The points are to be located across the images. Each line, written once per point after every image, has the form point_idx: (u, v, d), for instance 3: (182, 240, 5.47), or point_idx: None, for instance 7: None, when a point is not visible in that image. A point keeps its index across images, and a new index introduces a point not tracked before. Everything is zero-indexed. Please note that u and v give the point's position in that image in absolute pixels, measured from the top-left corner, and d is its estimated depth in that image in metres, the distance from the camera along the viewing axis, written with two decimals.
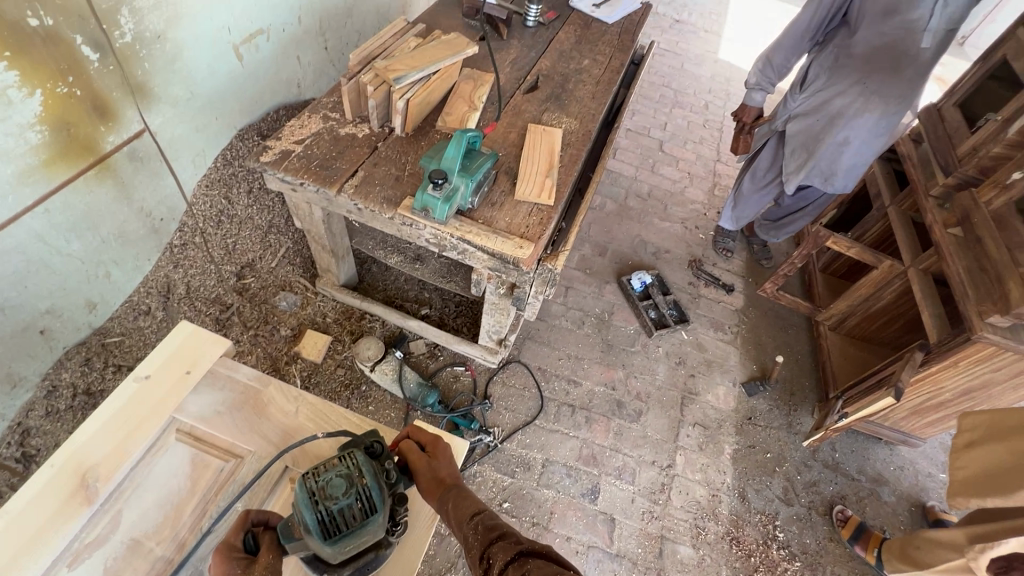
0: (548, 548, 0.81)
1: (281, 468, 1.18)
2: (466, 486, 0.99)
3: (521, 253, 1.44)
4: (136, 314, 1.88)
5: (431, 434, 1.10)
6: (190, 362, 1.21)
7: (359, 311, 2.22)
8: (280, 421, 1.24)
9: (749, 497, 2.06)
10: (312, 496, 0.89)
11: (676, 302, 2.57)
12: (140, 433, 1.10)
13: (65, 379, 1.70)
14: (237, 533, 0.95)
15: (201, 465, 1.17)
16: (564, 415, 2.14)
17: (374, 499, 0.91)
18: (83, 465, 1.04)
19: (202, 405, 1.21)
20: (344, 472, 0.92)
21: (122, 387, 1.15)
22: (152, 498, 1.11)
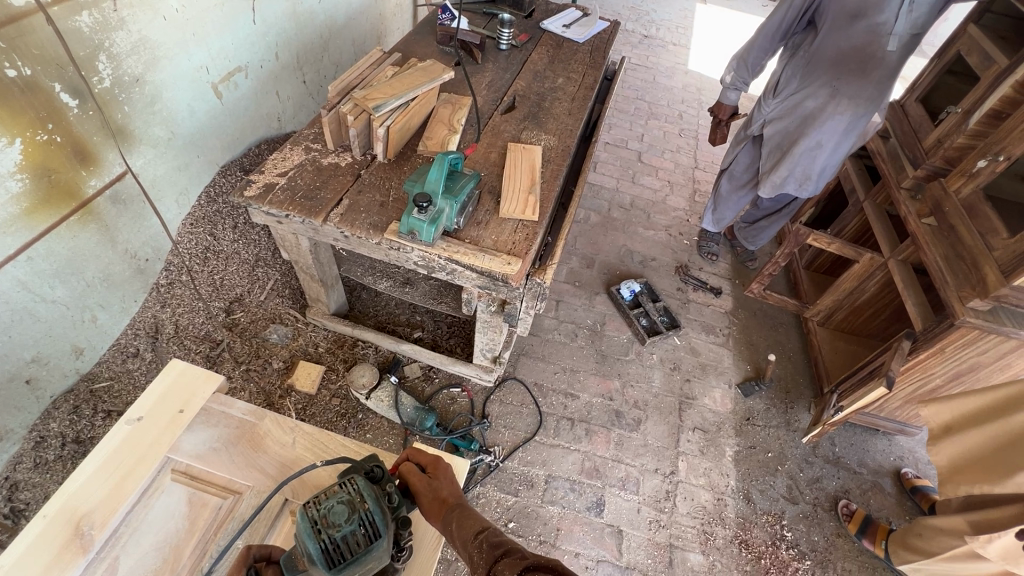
0: (553, 560, 0.80)
1: (281, 501, 1.17)
2: (468, 504, 0.98)
3: (510, 269, 1.45)
4: (124, 357, 1.85)
5: (431, 454, 1.09)
6: (184, 400, 1.19)
7: (351, 339, 2.21)
8: (277, 453, 1.22)
9: (754, 498, 2.06)
10: (315, 525, 0.88)
11: (667, 308, 2.59)
12: (135, 476, 1.08)
13: (53, 429, 1.65)
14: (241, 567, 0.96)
15: (199, 504, 1.15)
16: (564, 428, 2.13)
17: (377, 524, 0.90)
18: (78, 514, 1.02)
19: (197, 443, 1.20)
20: (346, 499, 0.91)
21: (114, 432, 1.13)
22: (149, 543, 1.08)
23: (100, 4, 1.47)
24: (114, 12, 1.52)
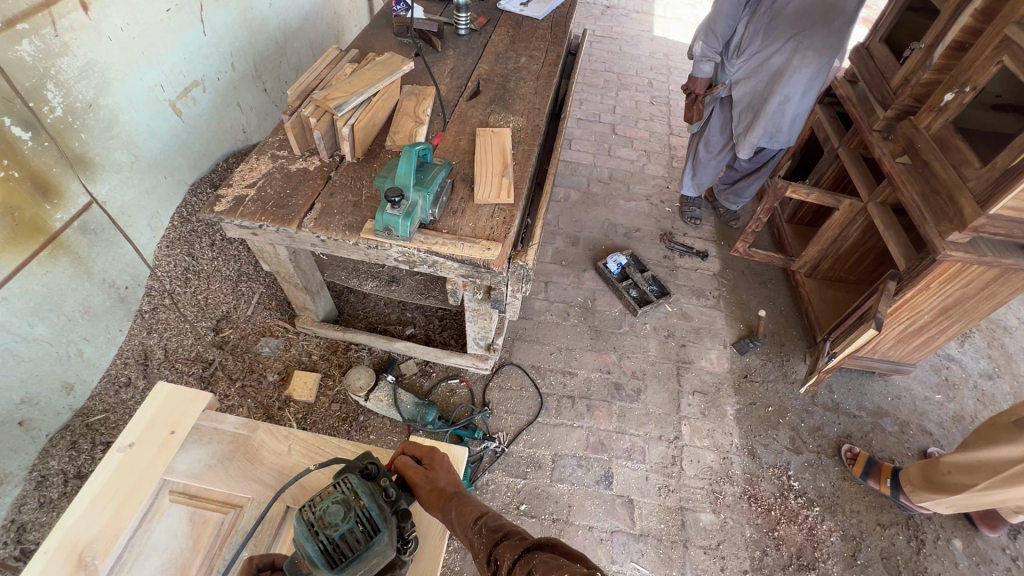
0: (548, 540, 0.82)
1: (281, 509, 1.17)
2: (465, 492, 0.99)
3: (491, 255, 1.45)
4: (117, 388, 1.83)
5: (425, 445, 1.10)
6: (173, 422, 1.18)
7: (343, 343, 2.20)
8: (274, 462, 1.22)
9: (759, 453, 2.09)
10: (312, 526, 0.88)
11: (654, 277, 2.60)
12: (133, 501, 1.08)
13: (54, 467, 1.64)
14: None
15: (200, 521, 1.14)
16: (565, 407, 2.14)
17: (375, 520, 0.91)
18: (79, 544, 1.02)
19: (192, 462, 1.19)
20: (342, 497, 0.91)
21: (105, 463, 1.11)
22: (156, 565, 1.07)
23: (41, 31, 1.43)
24: (56, 37, 1.47)
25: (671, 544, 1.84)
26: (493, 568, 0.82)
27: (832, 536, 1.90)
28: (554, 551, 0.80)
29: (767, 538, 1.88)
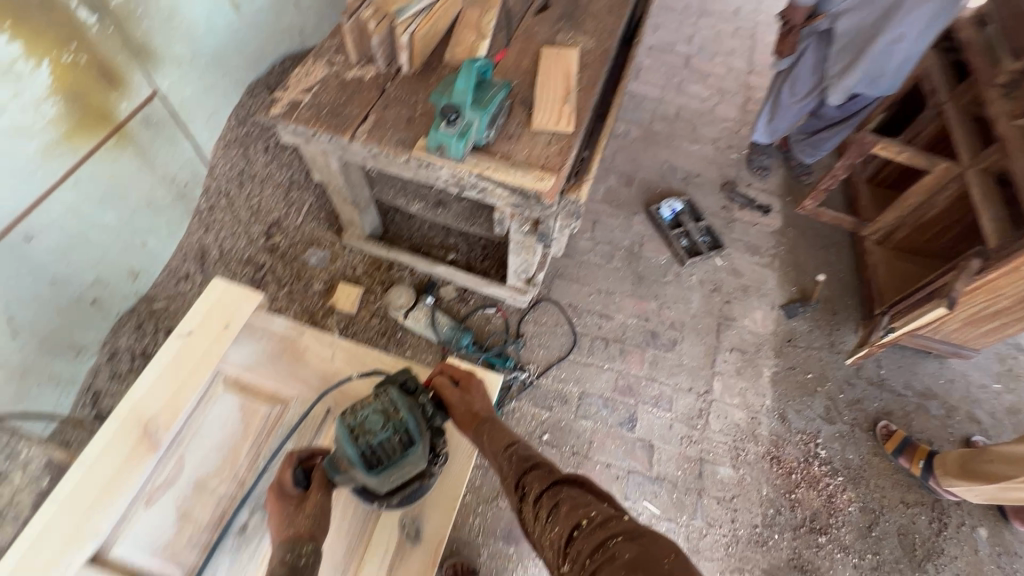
0: (576, 474, 0.84)
1: (324, 410, 1.23)
2: (497, 419, 1.02)
3: (542, 185, 1.41)
4: (177, 279, 1.95)
5: (464, 369, 1.12)
6: (227, 317, 1.23)
7: (387, 261, 2.20)
8: (319, 365, 1.28)
9: (790, 418, 2.05)
10: (353, 432, 0.94)
11: (709, 228, 2.46)
12: (190, 385, 1.16)
13: (122, 344, 1.80)
14: (285, 471, 1.05)
15: (250, 411, 1.22)
16: (598, 348, 2.14)
17: (411, 433, 0.96)
18: (144, 416, 1.11)
19: (245, 355, 1.26)
20: (382, 407, 0.96)
21: (167, 346, 1.19)
22: (210, 442, 1.18)
23: None
24: None
25: (685, 491, 1.89)
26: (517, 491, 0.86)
27: (850, 506, 1.90)
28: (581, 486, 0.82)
29: (784, 499, 1.89)
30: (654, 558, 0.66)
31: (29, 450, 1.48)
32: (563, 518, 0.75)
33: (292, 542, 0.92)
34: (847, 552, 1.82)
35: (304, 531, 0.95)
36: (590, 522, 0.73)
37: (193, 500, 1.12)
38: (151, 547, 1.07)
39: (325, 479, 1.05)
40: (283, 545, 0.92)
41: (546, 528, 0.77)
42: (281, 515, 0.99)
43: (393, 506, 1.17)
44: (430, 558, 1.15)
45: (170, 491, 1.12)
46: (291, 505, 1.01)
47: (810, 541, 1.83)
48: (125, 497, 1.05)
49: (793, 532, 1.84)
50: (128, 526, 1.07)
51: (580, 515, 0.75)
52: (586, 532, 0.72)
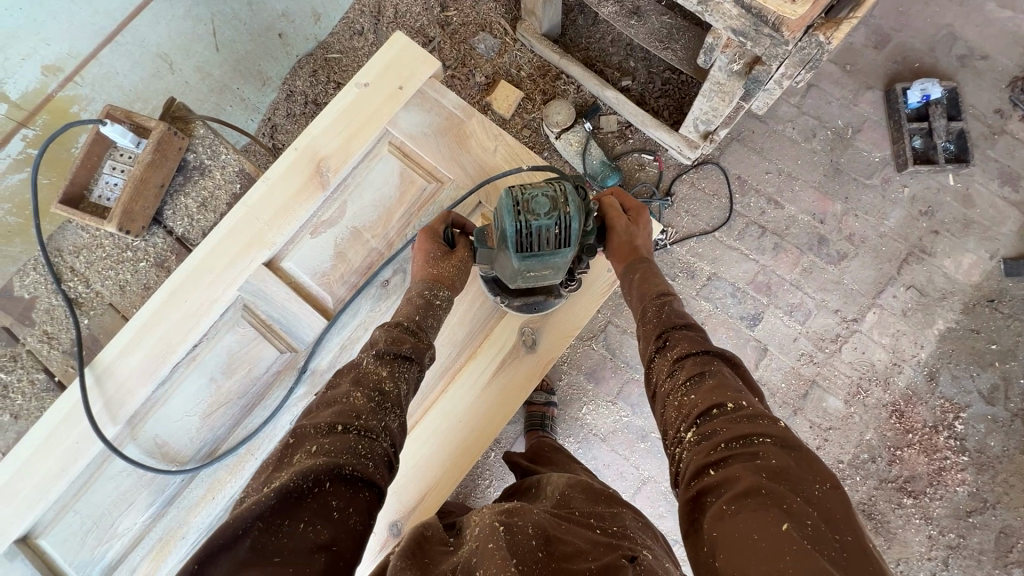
0: (729, 355, 0.95)
1: (475, 202, 1.25)
2: (652, 262, 1.18)
3: (789, 10, 1.07)
4: (352, 34, 1.91)
5: (635, 203, 1.29)
6: (403, 79, 1.21)
7: (556, 70, 1.97)
8: (478, 155, 1.25)
9: (940, 380, 1.77)
10: (516, 206, 0.97)
11: (962, 133, 1.85)
12: (361, 138, 1.20)
13: (299, 88, 1.87)
14: (441, 224, 1.16)
15: (408, 180, 1.23)
16: (750, 234, 1.89)
17: (568, 230, 0.99)
18: (318, 155, 1.19)
19: (413, 124, 1.22)
20: (550, 195, 0.98)
21: (345, 92, 1.21)
22: (370, 198, 1.22)
23: None
24: None
25: (780, 403, 1.80)
26: (666, 343, 0.99)
27: (960, 487, 1.72)
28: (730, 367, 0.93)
29: (886, 451, 1.75)
30: (799, 470, 0.73)
31: (227, 153, 1.41)
32: (710, 392, 0.86)
33: (433, 284, 1.08)
34: (928, 522, 1.71)
35: (442, 278, 1.10)
36: (737, 409, 0.82)
37: (348, 244, 1.20)
38: (314, 271, 1.19)
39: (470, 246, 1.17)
40: (424, 283, 1.09)
41: (689, 391, 0.89)
42: (429, 256, 1.12)
43: (513, 308, 1.25)
44: (539, 366, 1.28)
45: (331, 230, 1.20)
46: (439, 253, 1.12)
47: (892, 497, 1.73)
48: (296, 221, 1.17)
49: (877, 482, 1.73)
50: (297, 247, 1.19)
51: (727, 399, 0.84)
52: (732, 416, 0.82)
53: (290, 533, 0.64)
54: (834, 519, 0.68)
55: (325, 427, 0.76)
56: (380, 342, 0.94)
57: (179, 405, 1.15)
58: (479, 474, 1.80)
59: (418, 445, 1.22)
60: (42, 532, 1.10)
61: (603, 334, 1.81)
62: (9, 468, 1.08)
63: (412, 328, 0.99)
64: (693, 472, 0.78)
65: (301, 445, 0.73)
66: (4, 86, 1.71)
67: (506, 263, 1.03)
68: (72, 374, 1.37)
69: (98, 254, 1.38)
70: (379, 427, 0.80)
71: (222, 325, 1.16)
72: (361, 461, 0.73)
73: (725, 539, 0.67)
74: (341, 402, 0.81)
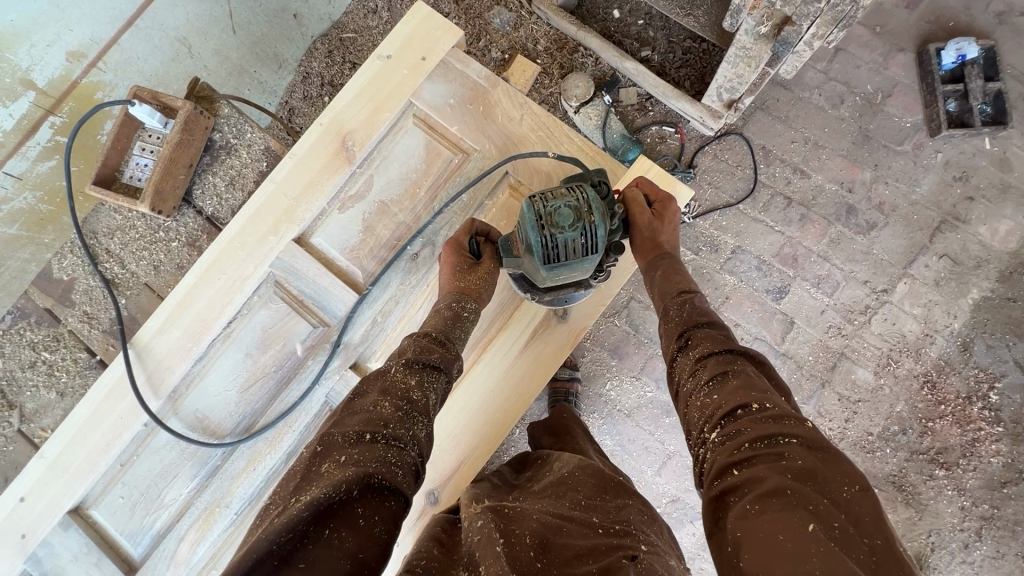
0: (754, 353, 0.96)
1: (501, 174, 1.23)
2: (676, 258, 1.19)
3: None
4: (366, 13, 1.86)
5: (660, 193, 1.25)
6: (426, 49, 1.20)
7: (573, 43, 1.93)
8: (504, 125, 1.22)
9: (974, 350, 1.73)
10: (540, 220, 0.99)
11: (1000, 94, 1.77)
12: (385, 111, 1.19)
13: (315, 69, 1.86)
14: (465, 235, 1.16)
15: (434, 152, 1.22)
16: (775, 206, 1.85)
17: (593, 237, 1.02)
18: (343, 130, 1.18)
19: (436, 95, 1.22)
20: (573, 205, 1.00)
21: (368, 65, 1.20)
22: (396, 172, 1.21)
23: None
24: None
25: (808, 376, 1.77)
26: (689, 342, 1.01)
27: (994, 459, 1.68)
28: (756, 366, 0.95)
29: (917, 422, 1.72)
30: (827, 472, 0.74)
31: (252, 131, 1.41)
32: (735, 391, 0.88)
33: (461, 296, 1.10)
34: (960, 494, 1.68)
35: (471, 291, 1.12)
36: (762, 409, 0.84)
37: (375, 219, 1.20)
38: (343, 247, 1.20)
39: (496, 255, 1.17)
40: (452, 295, 1.11)
41: (713, 390, 0.91)
42: (455, 269, 1.13)
43: (541, 303, 1.21)
44: (571, 336, 1.27)
45: (358, 206, 1.20)
46: (464, 265, 1.14)
47: (923, 468, 1.70)
48: (323, 197, 1.17)
49: (908, 454, 1.71)
50: (326, 223, 1.20)
51: (752, 399, 0.86)
52: (758, 416, 0.84)
53: (319, 544, 0.67)
54: (864, 522, 0.69)
55: (354, 437, 0.80)
56: (408, 352, 0.98)
57: (217, 380, 1.18)
58: (504, 451, 1.82)
59: (453, 416, 1.23)
60: (94, 502, 1.15)
61: (627, 310, 1.80)
62: (57, 444, 1.11)
63: (440, 339, 1.02)
64: (717, 471, 0.81)
65: (330, 453, 0.77)
66: (31, 73, 1.73)
67: (534, 271, 1.06)
68: (112, 352, 1.42)
69: (131, 236, 1.40)
70: (408, 437, 0.83)
71: (255, 301, 1.19)
72: (390, 472, 0.78)
73: (752, 539, 0.70)
74: (369, 410, 0.85)
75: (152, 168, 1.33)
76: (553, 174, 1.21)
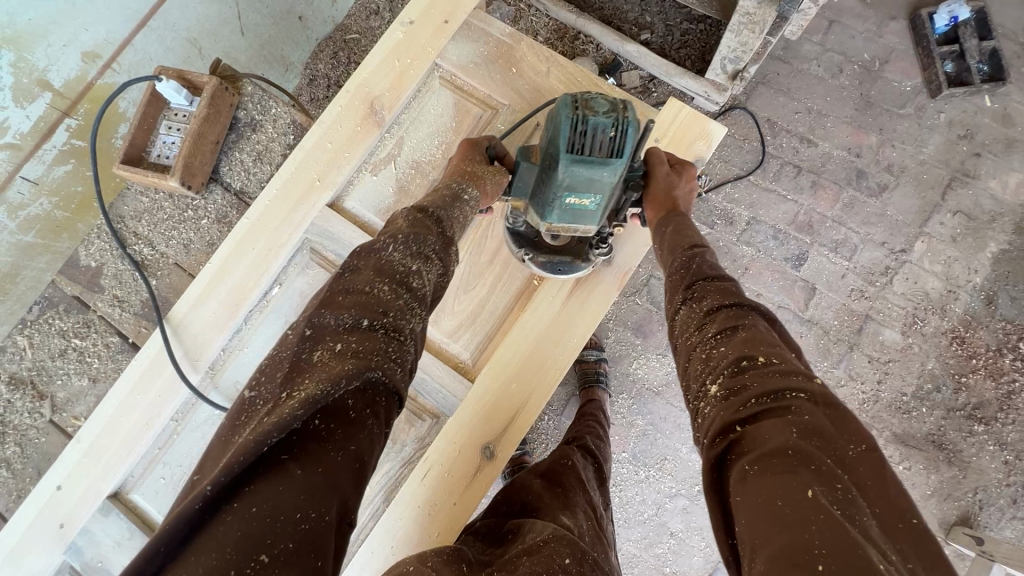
0: (763, 308, 0.87)
1: (533, 125, 1.23)
2: (687, 216, 1.07)
3: None
4: (368, 14, 1.87)
5: (681, 158, 1.17)
6: (448, 12, 1.24)
7: (573, 31, 1.96)
8: (532, 78, 1.24)
9: (998, 303, 1.73)
10: (574, 103, 0.93)
11: (996, 52, 1.81)
12: (411, 72, 1.22)
13: (322, 71, 1.87)
14: (487, 141, 1.11)
15: (463, 110, 1.25)
16: (786, 175, 1.85)
17: (625, 140, 0.93)
18: (370, 95, 1.21)
19: (461, 55, 1.25)
20: (610, 101, 0.96)
21: (391, 32, 1.23)
22: (427, 129, 1.24)
23: None
24: None
25: (836, 340, 1.76)
26: (694, 295, 0.91)
27: None
28: (765, 321, 0.86)
29: (950, 378, 1.70)
30: (833, 431, 0.67)
31: (277, 106, 1.43)
32: (741, 346, 0.79)
33: (464, 177, 0.99)
34: (1002, 448, 1.66)
35: (475, 176, 1.02)
36: (768, 364, 0.76)
37: (409, 177, 1.22)
38: (378, 208, 1.21)
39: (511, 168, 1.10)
40: (454, 177, 1.00)
41: (717, 346, 0.82)
42: (468, 160, 1.05)
43: (535, 264, 1.19)
44: (615, 285, 1.24)
45: (390, 167, 1.23)
46: (478, 160, 1.05)
47: (962, 425, 1.68)
48: (355, 159, 1.20)
49: (945, 412, 1.69)
50: (358, 186, 1.22)
51: (757, 353, 0.78)
52: (763, 371, 0.75)
53: (309, 436, 0.58)
54: (865, 486, 0.64)
55: (349, 322, 0.66)
56: (401, 224, 0.81)
57: (259, 349, 1.20)
58: (533, 437, 1.78)
59: (500, 368, 1.19)
60: (133, 488, 1.15)
61: (648, 288, 1.77)
62: (91, 431, 1.11)
63: (437, 217, 0.88)
64: (719, 429, 0.73)
65: (320, 340, 0.64)
66: (48, 73, 1.73)
67: (550, 169, 0.95)
68: (144, 334, 1.42)
69: (159, 217, 1.40)
70: (406, 330, 0.70)
71: (292, 268, 1.21)
72: (389, 367, 0.67)
73: (748, 501, 0.64)
74: (362, 295, 0.70)
75: (180, 144, 1.34)
76: None
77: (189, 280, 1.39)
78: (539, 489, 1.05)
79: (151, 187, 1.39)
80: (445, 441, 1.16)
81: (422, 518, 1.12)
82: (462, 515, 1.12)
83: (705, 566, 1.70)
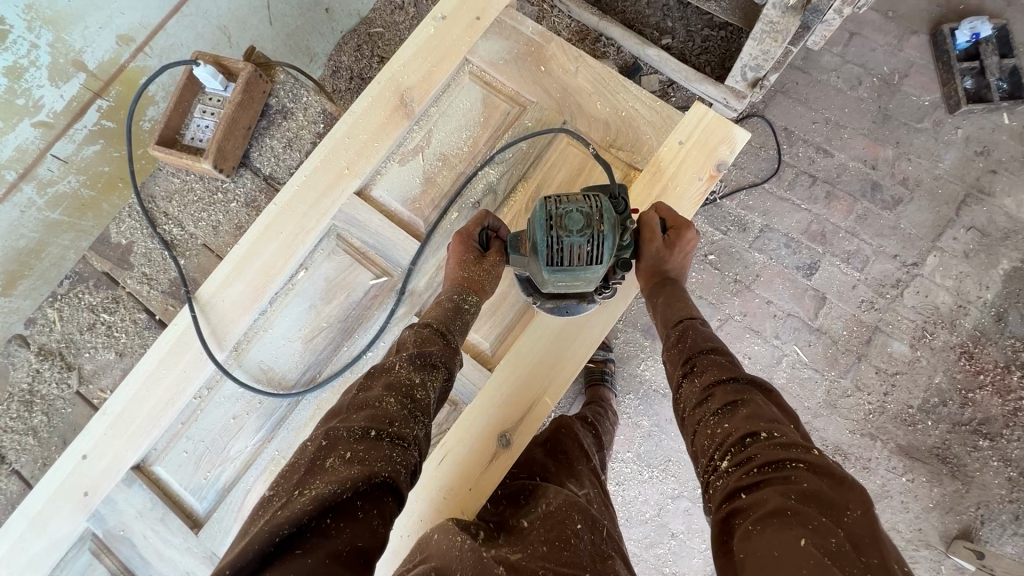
0: (763, 382, 0.89)
1: (560, 123, 1.25)
2: (680, 285, 1.12)
3: None
4: (393, 9, 1.86)
5: (679, 218, 1.13)
6: (480, 8, 1.26)
7: (594, 33, 1.98)
8: (561, 77, 1.26)
9: (1008, 320, 1.73)
10: (549, 220, 0.93)
11: (1016, 70, 1.82)
12: (442, 66, 1.24)
13: (345, 63, 1.88)
14: (476, 227, 1.14)
15: (492, 105, 1.27)
16: (801, 184, 1.86)
17: (600, 247, 0.95)
18: (401, 87, 1.23)
19: (492, 51, 1.27)
20: (585, 211, 0.94)
21: (423, 27, 1.26)
22: (455, 123, 1.26)
23: None
24: None
25: (844, 350, 1.77)
26: (694, 369, 0.94)
27: None
28: (765, 395, 0.87)
29: (957, 394, 1.71)
30: (832, 495, 0.69)
31: (307, 95, 1.46)
32: (742, 419, 0.81)
33: (462, 290, 1.07)
34: (1007, 465, 1.67)
35: (472, 284, 1.09)
36: (770, 437, 0.78)
37: (437, 169, 1.25)
38: (405, 199, 1.24)
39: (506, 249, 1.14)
40: (453, 289, 1.08)
41: (720, 420, 0.84)
42: (462, 259, 1.10)
43: (544, 309, 1.19)
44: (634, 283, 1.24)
45: (417, 159, 1.25)
46: (471, 257, 1.11)
47: (967, 440, 1.69)
48: (384, 150, 1.22)
49: (950, 426, 1.70)
50: (386, 176, 1.25)
51: (759, 427, 0.80)
52: (766, 443, 0.78)
53: (317, 531, 0.64)
54: (862, 542, 0.64)
55: (358, 432, 0.75)
56: (408, 344, 0.93)
57: (283, 329, 1.22)
58: None
59: (521, 358, 1.20)
60: (156, 460, 1.19)
61: None
62: (118, 403, 1.14)
63: (441, 330, 0.98)
64: (725, 495, 0.76)
65: (334, 449, 0.73)
66: (83, 54, 1.79)
67: (536, 271, 1.00)
68: (171, 312, 1.44)
69: (189, 198, 1.43)
70: (411, 437, 0.79)
71: (318, 253, 1.23)
72: (394, 470, 0.74)
73: (750, 559, 0.66)
74: (372, 406, 0.80)
75: (214, 127, 1.37)
76: (614, 124, 1.24)
77: (216, 261, 1.41)
78: (542, 460, 1.18)
79: (182, 169, 1.42)
80: (462, 428, 1.18)
81: (439, 501, 1.14)
82: (478, 497, 1.13)
83: (705, 567, 1.72)
